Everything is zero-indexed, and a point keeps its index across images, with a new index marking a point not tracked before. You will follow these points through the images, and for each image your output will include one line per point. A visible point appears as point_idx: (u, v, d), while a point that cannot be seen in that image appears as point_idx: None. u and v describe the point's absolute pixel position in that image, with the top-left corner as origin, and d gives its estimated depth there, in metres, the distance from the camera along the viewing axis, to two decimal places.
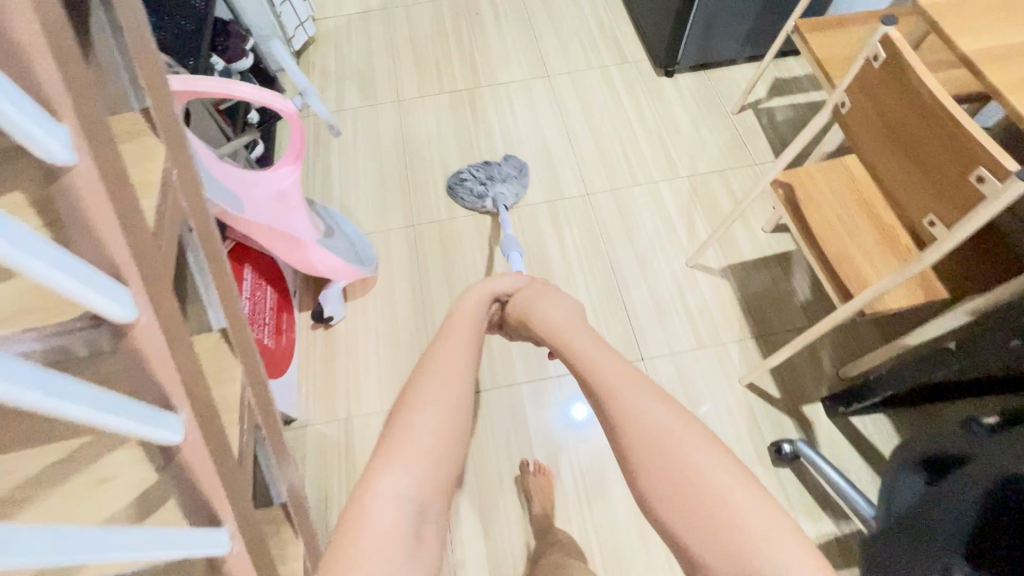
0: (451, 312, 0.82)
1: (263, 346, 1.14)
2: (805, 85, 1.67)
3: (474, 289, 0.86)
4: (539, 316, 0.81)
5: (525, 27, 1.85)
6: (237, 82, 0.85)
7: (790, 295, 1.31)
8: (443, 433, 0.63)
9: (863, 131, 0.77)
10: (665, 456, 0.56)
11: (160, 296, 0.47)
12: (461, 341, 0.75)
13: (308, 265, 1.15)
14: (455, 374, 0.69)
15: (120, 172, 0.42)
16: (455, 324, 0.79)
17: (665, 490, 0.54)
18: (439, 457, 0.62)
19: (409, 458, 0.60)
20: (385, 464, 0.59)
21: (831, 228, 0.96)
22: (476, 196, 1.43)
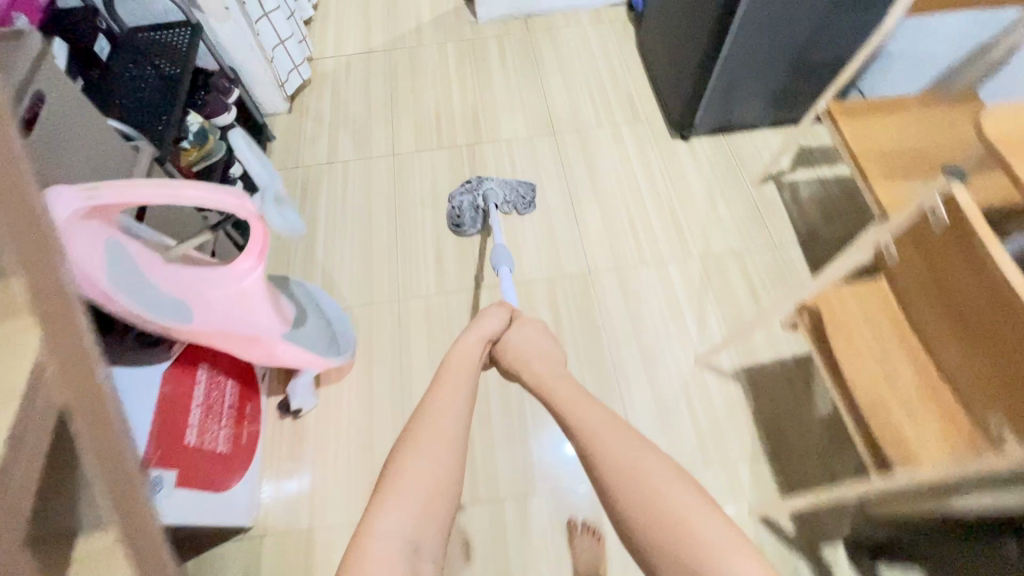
0: (446, 358, 0.79)
1: (216, 455, 0.99)
2: (833, 157, 1.53)
3: (467, 332, 0.85)
4: (530, 362, 0.85)
5: (534, 78, 1.74)
6: (184, 187, 0.73)
7: (809, 406, 1.18)
8: (438, 475, 0.63)
9: (921, 296, 0.66)
10: (638, 488, 0.61)
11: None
12: (457, 390, 0.73)
13: (273, 360, 1.03)
14: (453, 416, 0.69)
15: None
16: (447, 372, 0.76)
17: (638, 517, 0.60)
18: (432, 499, 0.62)
19: (405, 500, 0.61)
20: (385, 505, 0.60)
21: (864, 370, 0.82)
22: (471, 202, 1.42)
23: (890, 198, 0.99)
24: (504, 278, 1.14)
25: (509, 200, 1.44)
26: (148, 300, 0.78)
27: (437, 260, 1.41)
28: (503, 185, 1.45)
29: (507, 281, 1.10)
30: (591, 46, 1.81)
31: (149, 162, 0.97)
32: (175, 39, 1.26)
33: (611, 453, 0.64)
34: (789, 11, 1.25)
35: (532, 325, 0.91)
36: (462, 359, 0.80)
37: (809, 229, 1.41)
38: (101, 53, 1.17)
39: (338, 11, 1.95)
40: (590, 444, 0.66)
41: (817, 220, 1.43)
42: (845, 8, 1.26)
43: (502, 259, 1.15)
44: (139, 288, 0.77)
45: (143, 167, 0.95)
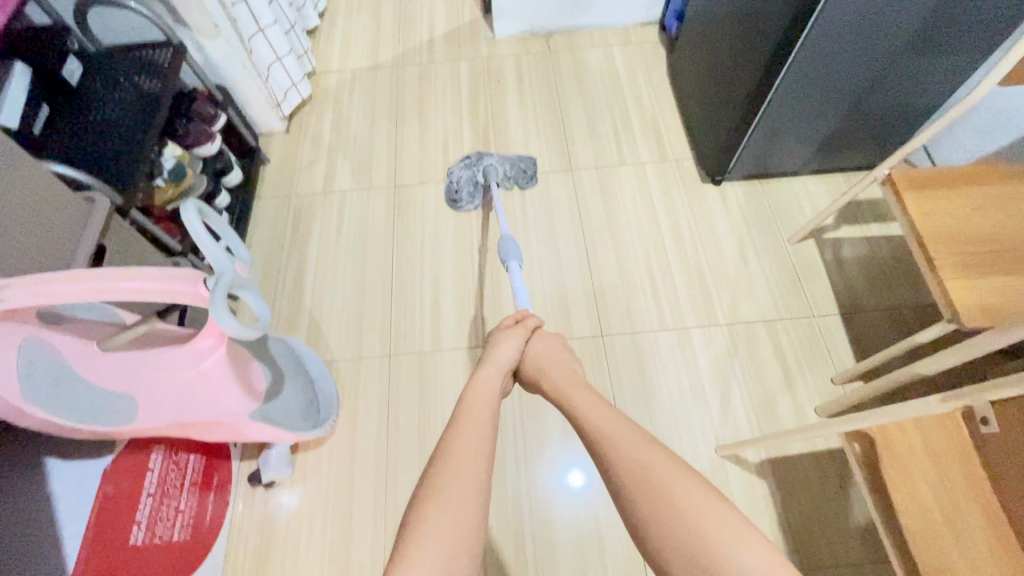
0: (466, 386, 0.69)
1: (172, 543, 0.87)
2: (882, 212, 1.37)
3: (485, 361, 0.75)
4: (548, 373, 0.76)
5: (552, 104, 1.59)
6: (113, 278, 0.61)
7: (844, 512, 1.04)
8: (462, 509, 0.53)
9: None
10: (649, 485, 0.54)
11: None
12: (478, 416, 0.63)
13: (242, 439, 0.92)
14: (475, 442, 0.59)
15: None
16: (465, 399, 0.66)
17: (655, 523, 0.53)
18: (459, 550, 0.51)
19: (429, 554, 0.49)
20: (404, 562, 0.49)
21: (929, 528, 0.68)
22: (470, 177, 1.37)
23: (962, 297, 0.84)
24: (513, 275, 1.05)
25: (509, 175, 1.39)
26: (75, 398, 0.68)
27: (435, 309, 1.29)
28: (504, 161, 1.39)
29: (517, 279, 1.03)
30: (616, 70, 1.65)
31: (104, 218, 0.86)
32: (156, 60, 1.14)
33: (624, 450, 0.58)
34: (851, 59, 1.08)
35: (551, 337, 0.83)
36: (484, 384, 0.70)
37: (852, 297, 1.26)
38: (70, 77, 1.08)
39: (345, 20, 1.81)
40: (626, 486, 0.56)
41: (862, 286, 1.28)
42: (915, 54, 1.09)
43: (511, 252, 1.07)
44: (65, 384, 0.67)
45: (97, 223, 0.85)
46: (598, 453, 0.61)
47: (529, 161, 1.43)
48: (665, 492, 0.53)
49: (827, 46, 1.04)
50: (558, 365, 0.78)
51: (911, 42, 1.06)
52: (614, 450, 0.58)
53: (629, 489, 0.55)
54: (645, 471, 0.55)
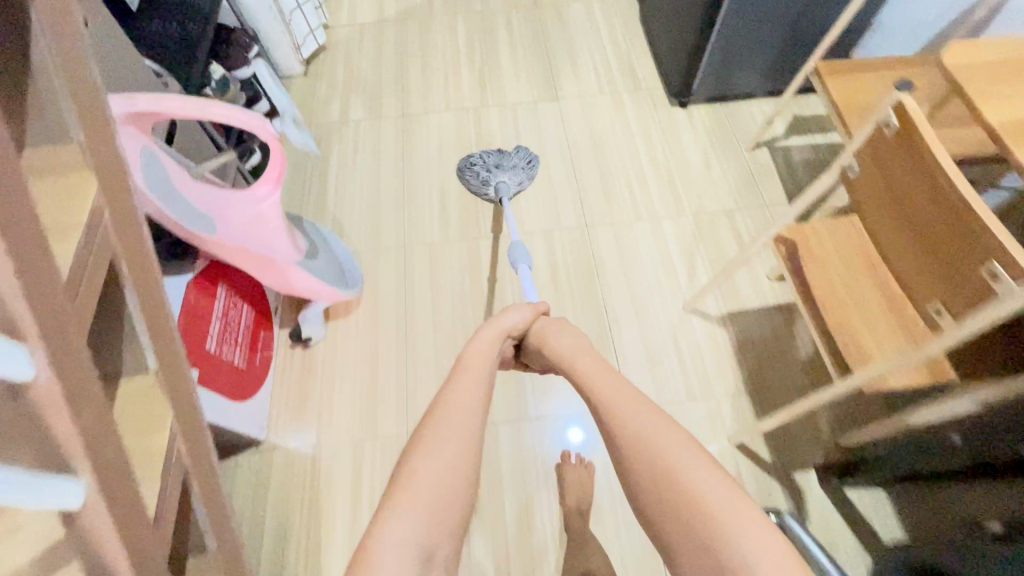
0: (461, 358, 0.77)
1: (231, 367, 1.08)
2: (824, 125, 1.59)
3: (488, 326, 0.83)
4: (551, 340, 0.84)
5: (539, 48, 1.81)
6: (209, 103, 0.81)
7: (792, 350, 1.24)
8: (450, 473, 0.61)
9: (873, 208, 0.71)
10: (651, 455, 0.60)
11: (67, 351, 0.46)
12: (475, 380, 0.72)
13: (287, 286, 1.11)
14: (469, 410, 0.68)
15: (28, 229, 0.42)
16: (465, 365, 0.75)
17: (650, 485, 0.59)
18: (444, 504, 0.59)
19: (418, 506, 0.58)
20: (390, 512, 0.58)
21: (832, 293, 0.89)
22: (480, 179, 1.45)
23: None
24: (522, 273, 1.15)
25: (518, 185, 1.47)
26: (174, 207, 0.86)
27: (443, 212, 1.49)
28: (510, 176, 1.45)
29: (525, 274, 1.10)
30: (595, 19, 1.88)
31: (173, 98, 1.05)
32: None
33: (631, 424, 0.63)
34: None
35: (555, 319, 0.88)
36: (481, 353, 0.78)
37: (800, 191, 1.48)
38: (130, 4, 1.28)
39: None
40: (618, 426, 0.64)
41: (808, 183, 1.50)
42: None
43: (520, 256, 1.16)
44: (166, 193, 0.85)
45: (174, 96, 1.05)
46: (603, 423, 0.67)
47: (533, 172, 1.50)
48: (664, 462, 0.59)
49: None
50: (557, 335, 0.84)
51: None
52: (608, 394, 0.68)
53: (635, 460, 0.61)
54: (653, 448, 0.61)
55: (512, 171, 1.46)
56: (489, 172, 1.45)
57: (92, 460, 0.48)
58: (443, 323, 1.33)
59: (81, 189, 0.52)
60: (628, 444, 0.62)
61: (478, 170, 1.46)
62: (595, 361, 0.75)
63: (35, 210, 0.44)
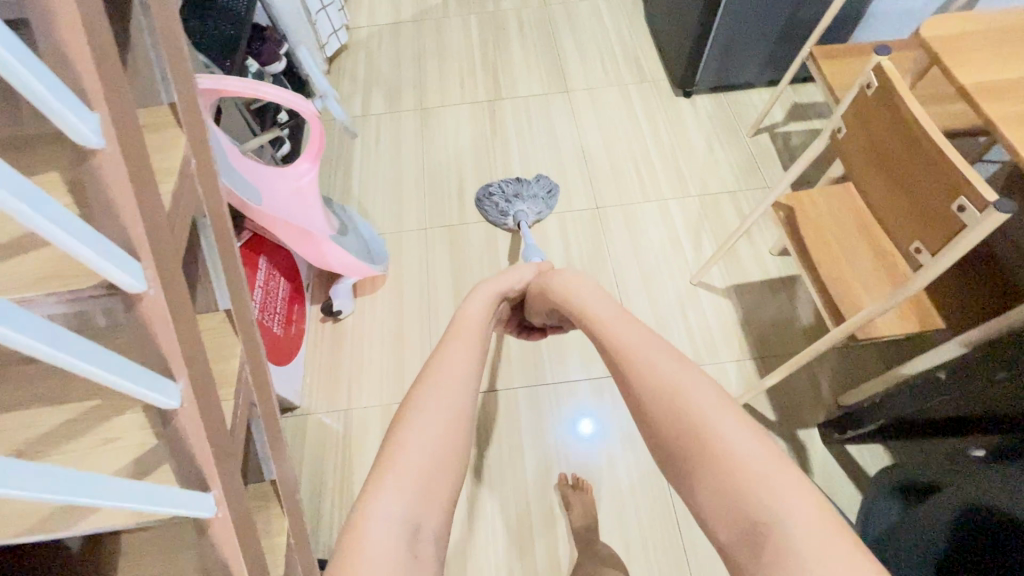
0: (459, 317, 0.92)
1: (272, 334, 1.18)
2: (822, 111, 1.67)
3: (478, 292, 1.00)
4: (553, 282, 0.97)
5: (549, 44, 1.90)
6: (263, 84, 0.91)
7: (793, 319, 1.31)
8: (435, 451, 0.68)
9: (859, 163, 0.80)
10: (677, 415, 0.61)
11: (167, 270, 0.54)
12: (463, 348, 0.83)
13: (321, 260, 1.21)
14: (453, 389, 0.75)
15: (140, 161, 0.50)
16: (454, 341, 0.84)
17: (679, 445, 0.60)
18: (432, 477, 0.66)
19: (403, 482, 0.64)
20: (382, 484, 0.64)
21: (825, 252, 0.97)
22: (499, 210, 1.48)
23: None
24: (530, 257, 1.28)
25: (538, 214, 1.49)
26: (229, 178, 0.95)
27: (461, 196, 1.58)
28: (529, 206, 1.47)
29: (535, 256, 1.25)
30: (602, 16, 1.97)
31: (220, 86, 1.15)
32: None
33: (654, 377, 0.66)
34: None
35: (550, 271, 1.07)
36: (473, 313, 0.94)
37: None
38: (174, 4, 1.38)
39: None
40: (638, 381, 0.67)
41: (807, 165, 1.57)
42: None
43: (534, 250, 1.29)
44: (223, 165, 0.94)
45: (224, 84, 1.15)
46: (622, 374, 0.70)
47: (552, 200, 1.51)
48: (687, 415, 0.61)
49: None
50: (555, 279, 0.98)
51: None
52: (630, 361, 0.70)
53: (659, 415, 0.63)
54: (679, 404, 0.62)
55: (532, 200, 1.48)
56: (509, 202, 1.47)
57: (188, 369, 0.55)
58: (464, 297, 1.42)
59: (173, 142, 0.60)
60: (652, 405, 0.64)
61: (497, 201, 1.48)
62: (619, 312, 0.81)
63: (146, 148, 0.52)
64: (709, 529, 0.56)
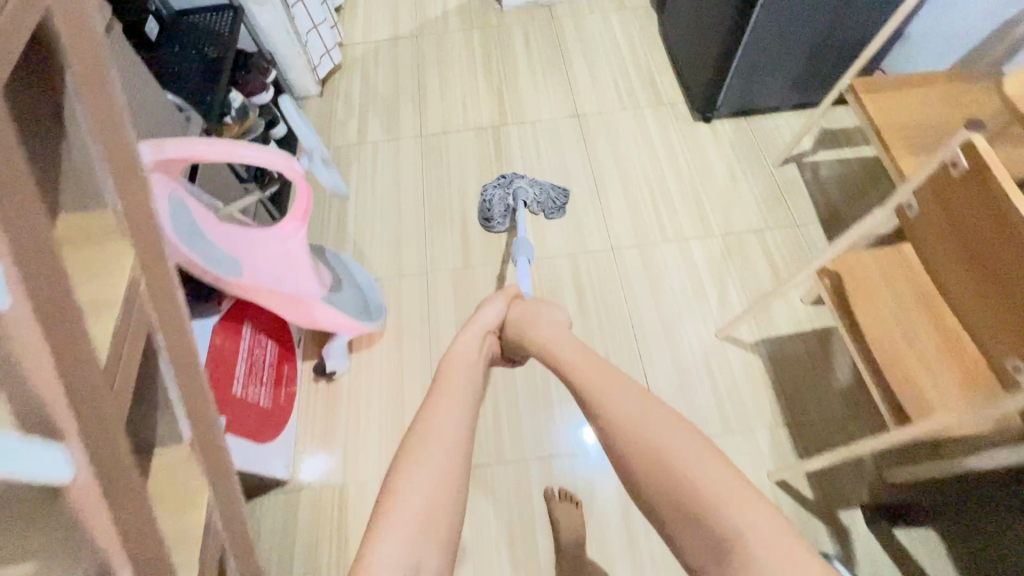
0: (448, 354, 0.83)
1: (256, 407, 1.07)
2: (855, 138, 1.54)
3: (468, 326, 0.90)
4: (541, 330, 0.88)
5: (557, 62, 1.78)
6: (241, 146, 0.79)
7: (830, 378, 1.20)
8: (435, 485, 0.62)
9: (939, 247, 0.67)
10: (645, 447, 0.64)
11: (115, 454, 0.40)
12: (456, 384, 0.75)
13: (312, 323, 1.08)
14: (454, 425, 0.68)
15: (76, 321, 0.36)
16: (445, 379, 0.76)
17: (644, 471, 0.63)
18: (431, 514, 0.60)
19: (402, 523, 0.59)
20: (381, 528, 0.59)
21: (882, 330, 0.85)
22: (502, 198, 1.42)
23: (912, 169, 1.01)
24: (519, 268, 1.19)
25: (538, 201, 1.44)
26: (202, 251, 0.83)
27: (464, 235, 1.46)
28: (534, 184, 1.45)
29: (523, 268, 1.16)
30: (614, 31, 1.84)
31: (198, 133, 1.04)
32: (220, 21, 1.32)
33: (617, 410, 0.68)
34: None
35: (529, 301, 0.96)
36: (464, 348, 0.85)
37: (831, 209, 1.43)
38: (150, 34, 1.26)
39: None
40: (601, 405, 0.70)
41: (839, 200, 1.45)
42: None
43: (522, 247, 1.20)
44: (195, 237, 0.82)
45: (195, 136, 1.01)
46: (591, 413, 0.71)
47: (562, 193, 1.48)
48: (669, 461, 0.62)
49: None
50: (544, 318, 0.92)
51: None
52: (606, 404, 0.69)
53: (631, 454, 0.65)
54: (654, 439, 0.64)
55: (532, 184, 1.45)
56: (507, 185, 1.44)
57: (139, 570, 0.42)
58: None
59: (111, 262, 0.48)
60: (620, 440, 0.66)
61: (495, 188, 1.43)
62: (585, 353, 0.78)
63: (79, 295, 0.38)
64: (682, 550, 0.61)
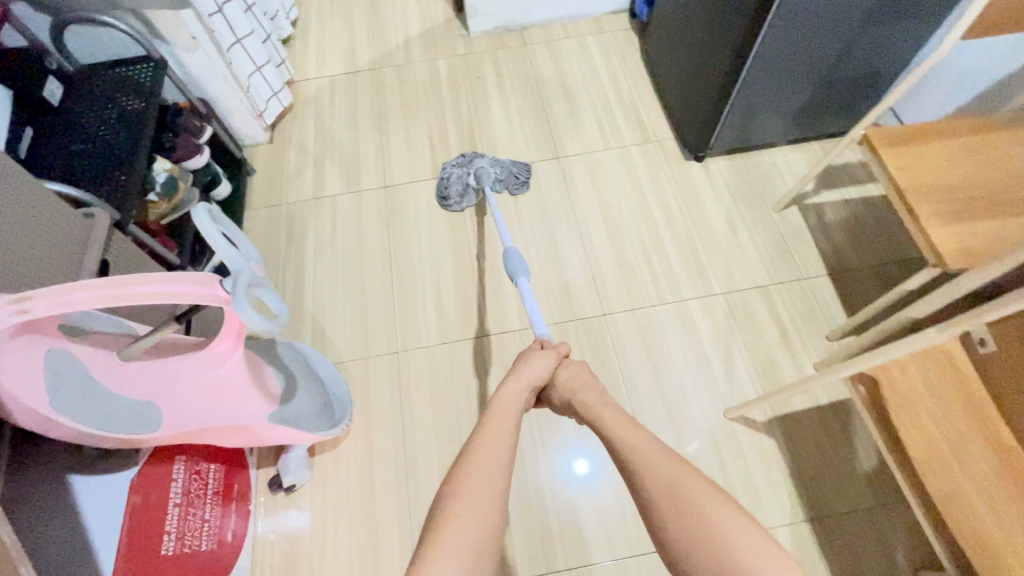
0: (493, 402, 0.72)
1: (193, 554, 0.91)
2: (859, 176, 1.42)
3: (511, 377, 0.77)
4: (590, 398, 0.76)
5: (533, 95, 1.62)
6: (138, 281, 0.61)
7: (852, 461, 1.08)
8: (482, 517, 0.56)
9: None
10: None
11: None
12: (502, 431, 0.66)
13: (259, 443, 0.92)
14: (492, 483, 0.59)
15: None
16: (489, 427, 0.67)
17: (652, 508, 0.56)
18: (481, 551, 0.54)
19: (452, 556, 0.52)
20: (432, 554, 0.52)
21: (936, 457, 0.72)
22: (461, 176, 1.32)
23: (944, 242, 0.89)
24: (524, 291, 1.02)
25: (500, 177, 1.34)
26: (94, 411, 0.67)
27: (438, 303, 1.30)
28: (495, 162, 1.33)
29: (527, 295, 1.00)
30: (593, 59, 1.69)
31: (106, 233, 0.86)
32: (138, 74, 1.13)
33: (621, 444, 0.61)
34: (819, 29, 1.13)
35: (579, 363, 0.82)
36: (508, 397, 0.74)
37: (839, 258, 1.31)
38: (52, 99, 1.07)
39: (318, 29, 1.81)
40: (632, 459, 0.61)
41: (847, 247, 1.33)
42: (877, 20, 1.14)
43: (519, 269, 1.03)
44: (82, 395, 0.65)
45: (98, 240, 0.84)
46: (632, 478, 0.63)
47: (522, 166, 1.41)
48: None
49: (798, 16, 1.09)
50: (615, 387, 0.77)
51: (873, 7, 1.11)
52: None
53: None
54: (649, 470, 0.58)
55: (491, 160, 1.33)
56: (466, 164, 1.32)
57: None
58: (450, 442, 1.14)
59: None
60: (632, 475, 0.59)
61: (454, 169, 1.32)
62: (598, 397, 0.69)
63: None
64: None
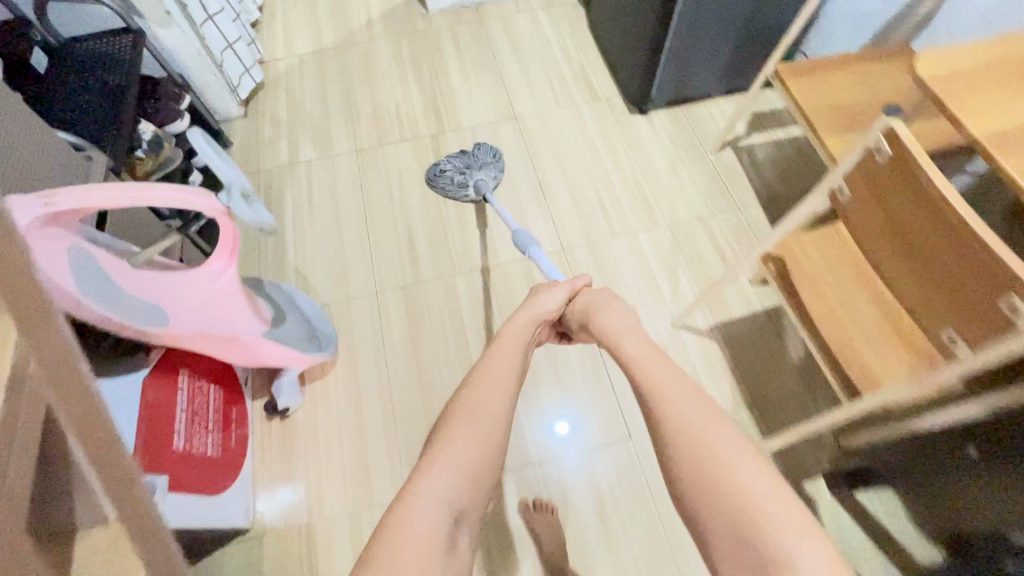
0: (501, 330, 0.78)
1: (205, 458, 1.02)
2: (784, 119, 1.59)
3: (523, 311, 0.82)
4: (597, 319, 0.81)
5: (490, 65, 1.75)
6: (141, 187, 0.71)
7: (784, 355, 1.23)
8: (480, 440, 0.60)
9: (878, 242, 0.71)
10: None
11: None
12: (510, 353, 0.72)
13: (254, 360, 1.02)
14: (493, 416, 0.62)
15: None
16: (495, 351, 0.72)
17: None
18: (479, 466, 0.59)
19: (455, 467, 0.57)
20: (426, 468, 0.57)
21: (828, 310, 0.87)
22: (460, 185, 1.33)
23: (838, 149, 1.04)
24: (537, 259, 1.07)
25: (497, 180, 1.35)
26: (111, 306, 0.77)
27: (412, 249, 1.41)
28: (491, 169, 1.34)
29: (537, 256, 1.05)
30: (544, 30, 1.83)
31: (104, 172, 0.96)
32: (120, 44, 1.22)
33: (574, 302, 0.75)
34: None
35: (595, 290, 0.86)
36: (517, 328, 0.79)
37: (768, 190, 1.47)
38: (39, 67, 1.16)
39: (284, 13, 1.91)
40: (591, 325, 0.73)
41: (775, 181, 1.49)
42: None
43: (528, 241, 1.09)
44: (99, 291, 0.76)
45: (99, 177, 0.94)
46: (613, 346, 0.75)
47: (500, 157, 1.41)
48: None
49: None
50: (606, 306, 0.82)
51: None
52: None
53: None
54: None
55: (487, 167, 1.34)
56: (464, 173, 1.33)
57: None
58: (428, 366, 1.26)
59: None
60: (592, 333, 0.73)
61: (451, 175, 1.33)
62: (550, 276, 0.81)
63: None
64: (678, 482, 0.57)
